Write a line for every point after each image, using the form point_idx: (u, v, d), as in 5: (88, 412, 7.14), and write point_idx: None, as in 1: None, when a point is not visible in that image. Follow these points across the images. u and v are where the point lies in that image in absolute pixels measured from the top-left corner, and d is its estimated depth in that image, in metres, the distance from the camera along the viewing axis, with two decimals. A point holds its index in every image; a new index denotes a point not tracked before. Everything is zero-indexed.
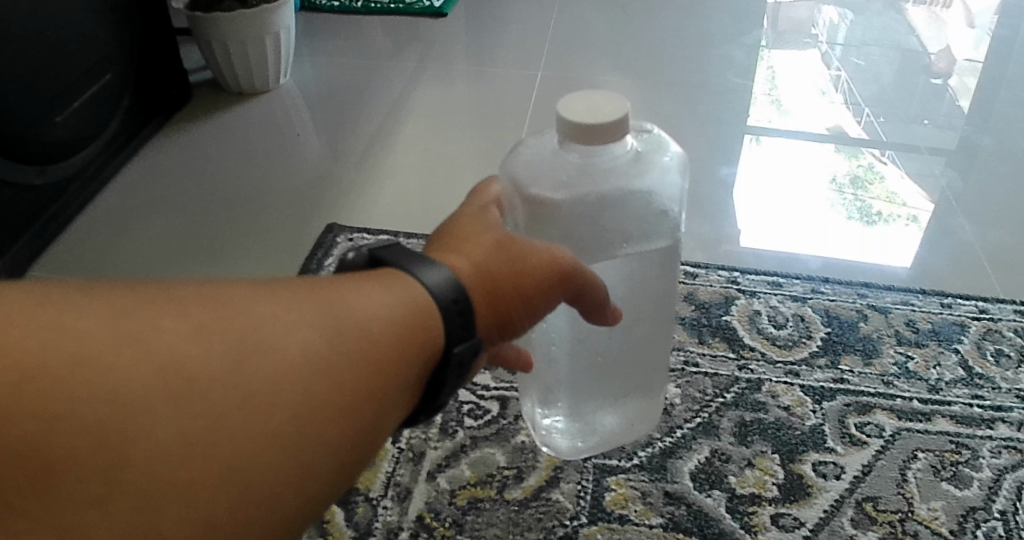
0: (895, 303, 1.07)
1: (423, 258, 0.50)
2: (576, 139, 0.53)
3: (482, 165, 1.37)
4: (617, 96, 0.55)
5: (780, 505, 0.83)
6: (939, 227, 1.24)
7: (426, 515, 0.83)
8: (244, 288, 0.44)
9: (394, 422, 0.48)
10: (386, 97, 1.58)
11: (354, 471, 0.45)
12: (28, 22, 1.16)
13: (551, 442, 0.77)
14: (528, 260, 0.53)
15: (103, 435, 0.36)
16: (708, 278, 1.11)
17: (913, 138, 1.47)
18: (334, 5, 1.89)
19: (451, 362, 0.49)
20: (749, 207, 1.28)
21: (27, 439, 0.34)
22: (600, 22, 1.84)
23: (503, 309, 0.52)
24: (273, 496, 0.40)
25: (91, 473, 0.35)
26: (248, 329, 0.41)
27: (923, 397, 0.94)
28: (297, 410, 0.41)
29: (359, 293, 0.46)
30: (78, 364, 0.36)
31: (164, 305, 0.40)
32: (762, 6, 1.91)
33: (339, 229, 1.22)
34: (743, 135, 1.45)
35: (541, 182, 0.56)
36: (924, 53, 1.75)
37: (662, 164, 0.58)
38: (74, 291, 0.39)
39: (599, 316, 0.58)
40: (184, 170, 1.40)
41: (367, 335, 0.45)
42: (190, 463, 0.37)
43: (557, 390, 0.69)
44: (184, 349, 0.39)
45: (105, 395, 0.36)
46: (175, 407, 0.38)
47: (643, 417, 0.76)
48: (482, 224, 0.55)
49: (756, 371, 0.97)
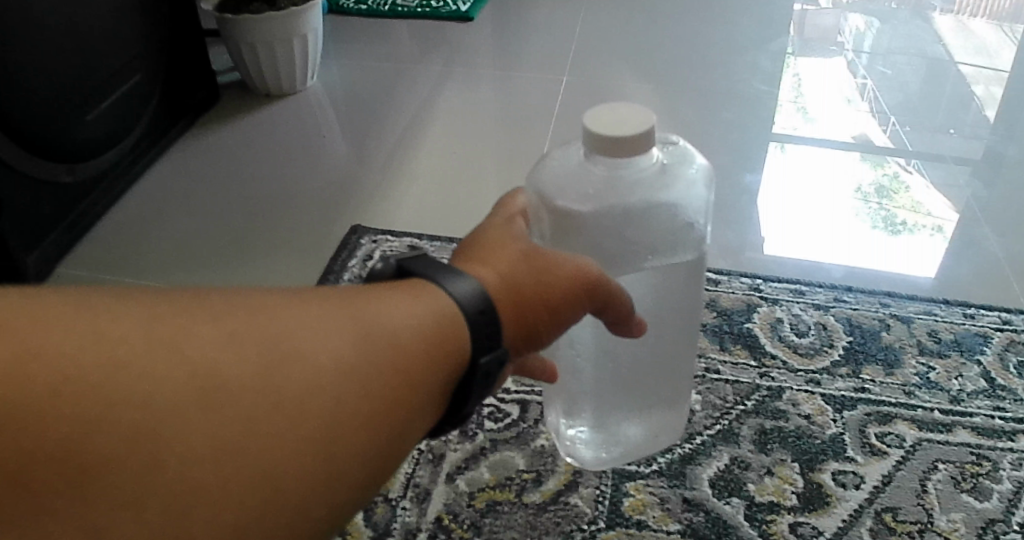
0: (918, 312, 1.06)
1: (450, 268, 0.51)
2: (601, 152, 0.54)
3: (506, 170, 1.38)
4: (643, 109, 0.56)
5: (799, 513, 0.83)
6: (964, 236, 1.23)
7: (444, 517, 0.84)
8: (275, 297, 0.45)
9: (421, 430, 0.49)
10: (411, 100, 1.59)
11: (381, 478, 0.46)
12: (58, 24, 1.19)
13: (575, 452, 0.77)
14: (554, 272, 0.53)
15: (139, 439, 0.36)
16: (731, 285, 1.11)
17: (939, 147, 1.46)
18: (361, 9, 1.91)
19: (477, 371, 0.50)
20: (774, 214, 1.27)
21: (63, 439, 0.35)
22: (626, 28, 1.84)
23: (530, 320, 0.53)
24: (305, 501, 0.41)
25: (124, 476, 0.36)
26: (277, 336, 0.42)
27: (945, 408, 0.93)
28: (326, 417, 0.42)
29: (386, 303, 0.47)
30: (113, 368, 0.37)
31: (197, 312, 0.41)
32: (788, 13, 1.90)
33: (363, 231, 1.23)
34: (768, 143, 1.45)
35: (567, 195, 0.57)
36: (950, 61, 1.73)
37: (687, 176, 0.59)
38: (112, 298, 0.40)
39: (624, 327, 0.59)
40: (214, 173, 1.42)
41: (395, 342, 0.46)
42: (221, 467, 0.38)
43: (583, 398, 0.70)
44: (217, 355, 0.40)
45: (142, 397, 0.37)
46: (205, 413, 0.38)
47: (665, 428, 0.76)
48: (508, 236, 0.56)
49: (777, 379, 0.97)
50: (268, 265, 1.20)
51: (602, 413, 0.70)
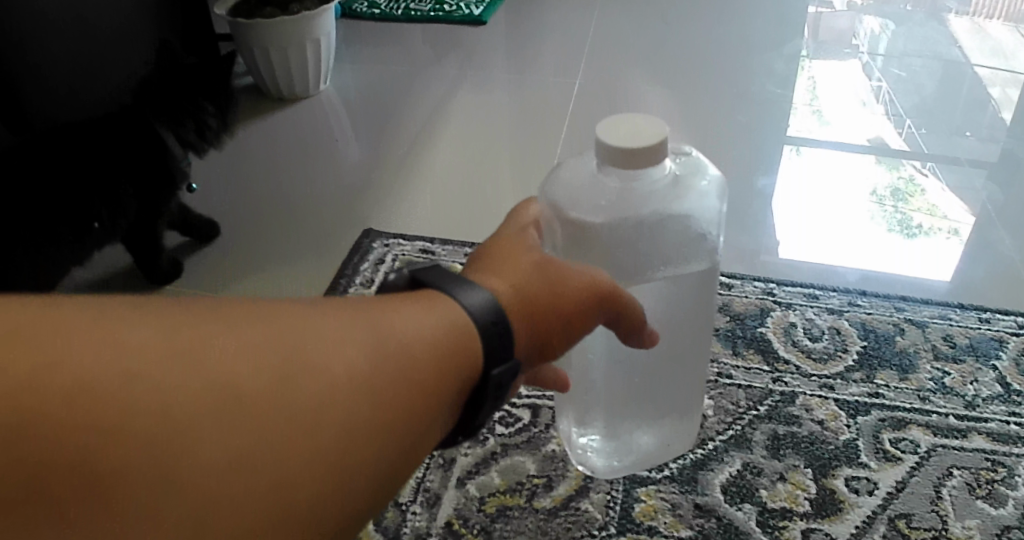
0: (933, 317, 1.05)
1: (462, 281, 0.51)
2: (615, 163, 0.53)
3: (518, 174, 1.38)
4: (657, 120, 0.55)
5: (812, 520, 0.82)
6: (981, 241, 1.21)
7: (455, 522, 0.84)
8: (294, 306, 0.44)
9: (433, 440, 0.48)
10: (425, 104, 1.60)
11: (392, 488, 0.46)
12: (55, 33, 1.20)
13: (587, 461, 0.77)
14: (567, 283, 0.53)
15: (155, 450, 0.36)
16: (744, 289, 1.10)
17: (955, 150, 1.44)
18: (375, 13, 1.92)
19: (490, 384, 0.50)
20: (789, 218, 1.26)
21: (78, 450, 0.35)
22: (639, 32, 1.83)
23: (543, 330, 0.53)
24: (316, 512, 0.41)
25: (137, 488, 0.36)
26: (296, 348, 0.41)
27: (959, 413, 0.92)
28: (339, 431, 0.41)
29: (402, 314, 0.47)
30: (131, 379, 0.37)
31: (216, 320, 0.41)
32: (802, 15, 1.89)
33: (376, 235, 1.24)
34: (783, 146, 1.44)
35: (580, 206, 0.57)
36: (967, 63, 1.72)
37: (700, 188, 0.59)
38: (131, 304, 0.40)
39: (637, 337, 0.59)
40: (229, 178, 1.43)
41: (410, 354, 0.45)
42: (233, 478, 0.38)
43: (596, 405, 0.69)
44: (235, 366, 0.39)
45: (158, 409, 0.37)
46: (221, 425, 0.38)
47: (679, 434, 0.76)
48: (521, 246, 0.55)
49: (790, 384, 0.97)
50: (282, 270, 1.21)
51: (614, 421, 0.70)
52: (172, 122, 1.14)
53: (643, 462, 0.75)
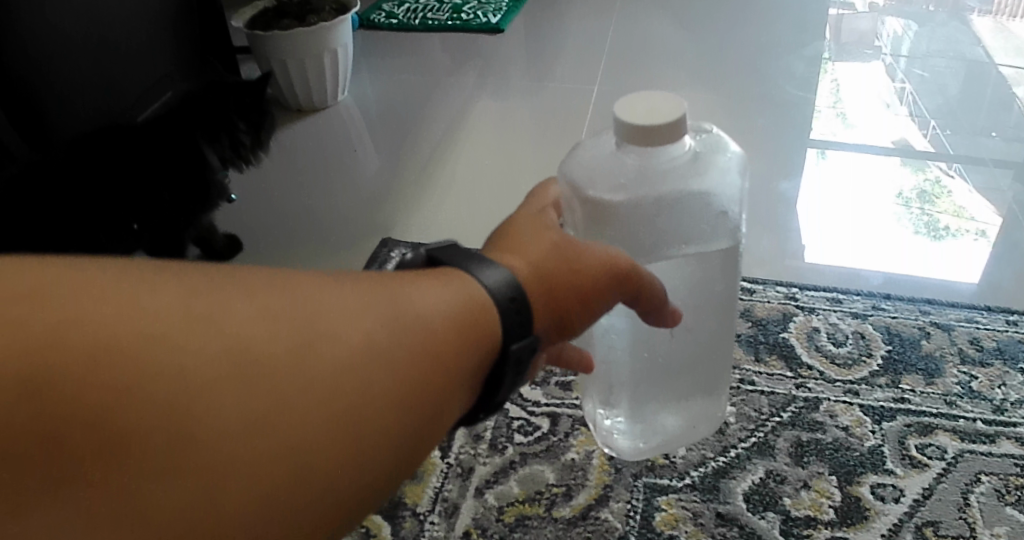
0: (959, 320, 1.03)
1: (483, 259, 0.48)
2: (633, 141, 0.52)
3: (538, 183, 1.38)
4: (675, 97, 0.54)
5: (837, 529, 0.80)
6: (1008, 242, 1.19)
7: (473, 531, 0.83)
8: (311, 276, 0.42)
9: (450, 421, 0.46)
10: (444, 113, 1.60)
11: (410, 466, 0.43)
12: (76, 52, 1.22)
13: (614, 443, 0.74)
14: (586, 259, 0.51)
15: (169, 413, 0.35)
16: (766, 294, 1.09)
17: (980, 150, 1.42)
18: (393, 23, 1.94)
19: (509, 358, 0.47)
20: (813, 222, 1.24)
21: (95, 409, 0.33)
22: (659, 38, 1.83)
23: (562, 305, 0.50)
24: (331, 484, 0.38)
25: (156, 449, 0.34)
26: (312, 316, 0.40)
27: (988, 418, 0.90)
28: (357, 400, 0.39)
29: (418, 288, 0.45)
30: (151, 340, 0.35)
31: (229, 286, 0.39)
32: (823, 18, 1.87)
33: (394, 243, 1.24)
34: (806, 149, 1.42)
35: (599, 184, 0.55)
36: (991, 63, 1.69)
37: (721, 164, 0.57)
38: (147, 267, 0.39)
39: (657, 316, 0.57)
40: (250, 190, 1.44)
41: (426, 330, 0.43)
42: (254, 442, 0.36)
43: (619, 395, 0.68)
44: (248, 332, 0.37)
45: (173, 370, 0.35)
46: (239, 390, 0.36)
47: (703, 418, 0.72)
48: (542, 225, 0.54)
49: (814, 390, 0.95)
50: None
51: (638, 404, 0.68)
52: (207, 136, 1.14)
53: (667, 446, 0.73)
